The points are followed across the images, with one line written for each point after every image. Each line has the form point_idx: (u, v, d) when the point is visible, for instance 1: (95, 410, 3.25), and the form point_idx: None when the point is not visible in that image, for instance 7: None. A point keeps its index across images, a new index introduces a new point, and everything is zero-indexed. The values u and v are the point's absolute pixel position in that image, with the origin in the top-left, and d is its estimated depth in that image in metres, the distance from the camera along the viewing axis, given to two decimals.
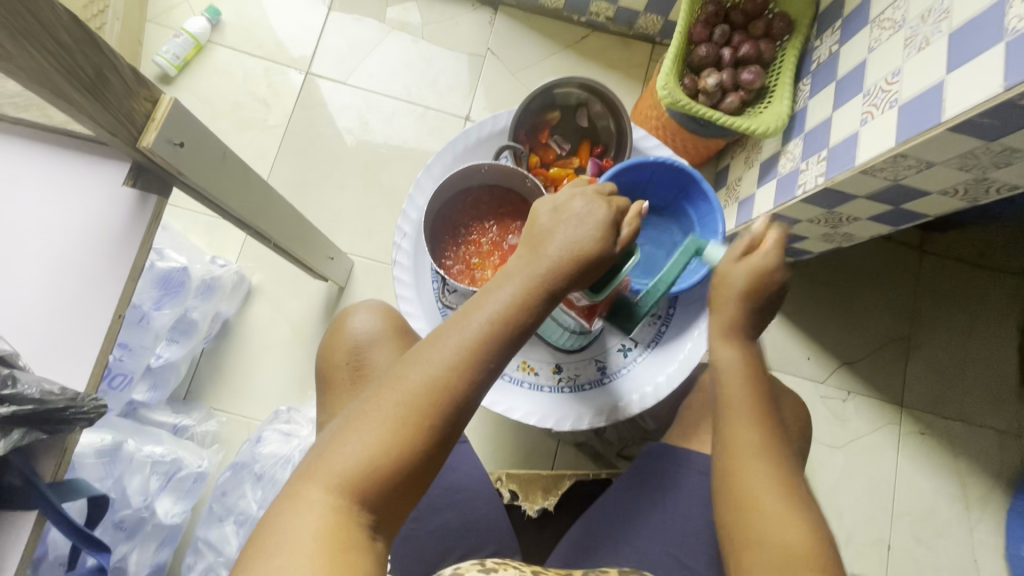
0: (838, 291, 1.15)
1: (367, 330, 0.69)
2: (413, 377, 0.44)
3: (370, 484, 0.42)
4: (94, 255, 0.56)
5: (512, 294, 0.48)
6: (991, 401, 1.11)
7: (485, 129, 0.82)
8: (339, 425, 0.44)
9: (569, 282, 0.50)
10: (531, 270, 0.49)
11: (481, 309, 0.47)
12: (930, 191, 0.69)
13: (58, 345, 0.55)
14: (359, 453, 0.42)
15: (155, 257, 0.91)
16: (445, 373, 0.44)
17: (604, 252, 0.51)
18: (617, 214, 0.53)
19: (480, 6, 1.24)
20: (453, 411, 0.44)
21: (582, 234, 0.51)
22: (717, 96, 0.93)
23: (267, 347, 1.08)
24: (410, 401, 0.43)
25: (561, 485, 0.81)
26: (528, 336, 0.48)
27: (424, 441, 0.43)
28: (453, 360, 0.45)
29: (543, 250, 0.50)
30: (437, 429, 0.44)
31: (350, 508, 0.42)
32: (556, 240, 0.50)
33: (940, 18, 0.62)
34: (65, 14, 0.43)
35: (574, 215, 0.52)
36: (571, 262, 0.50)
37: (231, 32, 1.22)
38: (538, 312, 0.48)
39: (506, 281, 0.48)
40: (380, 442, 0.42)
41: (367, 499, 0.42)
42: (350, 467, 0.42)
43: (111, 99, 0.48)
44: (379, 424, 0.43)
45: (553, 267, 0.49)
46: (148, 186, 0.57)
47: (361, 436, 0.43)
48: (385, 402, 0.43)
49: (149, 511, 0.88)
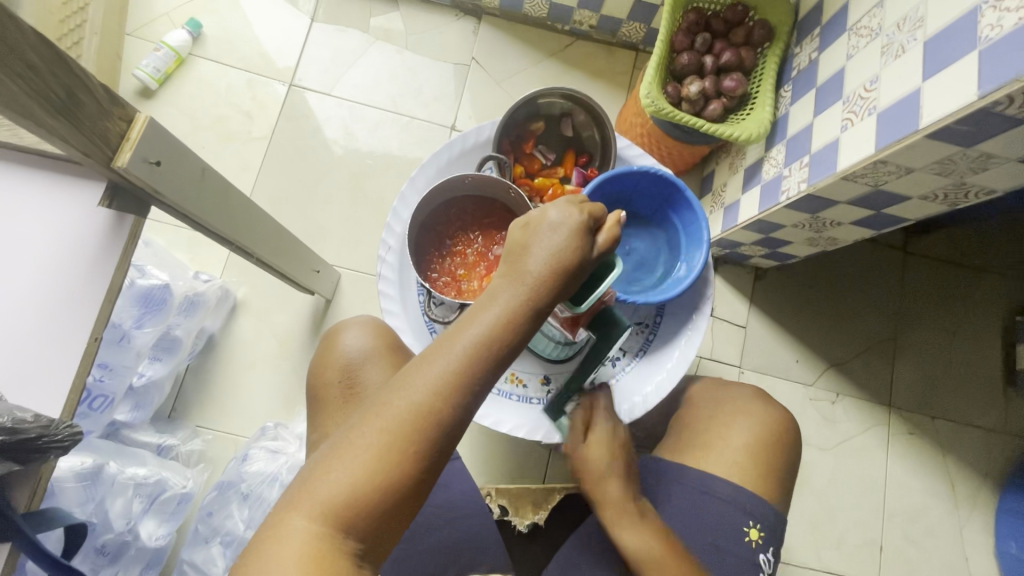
0: (825, 294, 1.15)
1: (359, 348, 0.68)
2: (397, 403, 0.44)
3: (356, 513, 0.42)
4: (71, 278, 0.55)
5: (494, 314, 0.47)
6: (979, 399, 1.12)
7: (468, 140, 0.81)
8: (325, 451, 0.44)
9: (552, 297, 0.49)
10: (515, 289, 0.48)
11: (465, 331, 0.46)
12: (911, 196, 0.69)
13: (33, 371, 0.54)
14: (343, 482, 0.42)
15: (136, 275, 0.89)
16: (430, 399, 0.44)
17: (583, 266, 0.50)
18: (590, 220, 0.52)
19: (463, 15, 1.24)
20: (439, 435, 0.44)
21: (560, 249, 0.49)
22: (700, 104, 0.93)
23: (253, 363, 1.07)
24: (394, 428, 0.43)
25: (550, 500, 0.79)
26: (516, 355, 0.48)
27: (410, 467, 0.43)
28: (437, 385, 0.44)
29: (524, 266, 0.49)
30: (421, 454, 0.43)
31: (336, 536, 0.41)
32: (537, 256, 0.49)
33: (914, 27, 0.63)
34: (34, 36, 0.42)
35: (549, 226, 0.51)
36: (553, 278, 0.49)
37: (212, 45, 1.21)
38: (523, 330, 0.47)
39: (491, 300, 0.48)
40: (364, 470, 0.42)
41: (352, 527, 0.42)
42: (333, 495, 0.42)
43: (83, 120, 0.47)
44: (364, 451, 0.42)
45: (534, 285, 0.48)
46: (124, 209, 0.55)
47: (346, 465, 0.42)
48: (369, 429, 0.43)
49: (132, 534, 0.87)
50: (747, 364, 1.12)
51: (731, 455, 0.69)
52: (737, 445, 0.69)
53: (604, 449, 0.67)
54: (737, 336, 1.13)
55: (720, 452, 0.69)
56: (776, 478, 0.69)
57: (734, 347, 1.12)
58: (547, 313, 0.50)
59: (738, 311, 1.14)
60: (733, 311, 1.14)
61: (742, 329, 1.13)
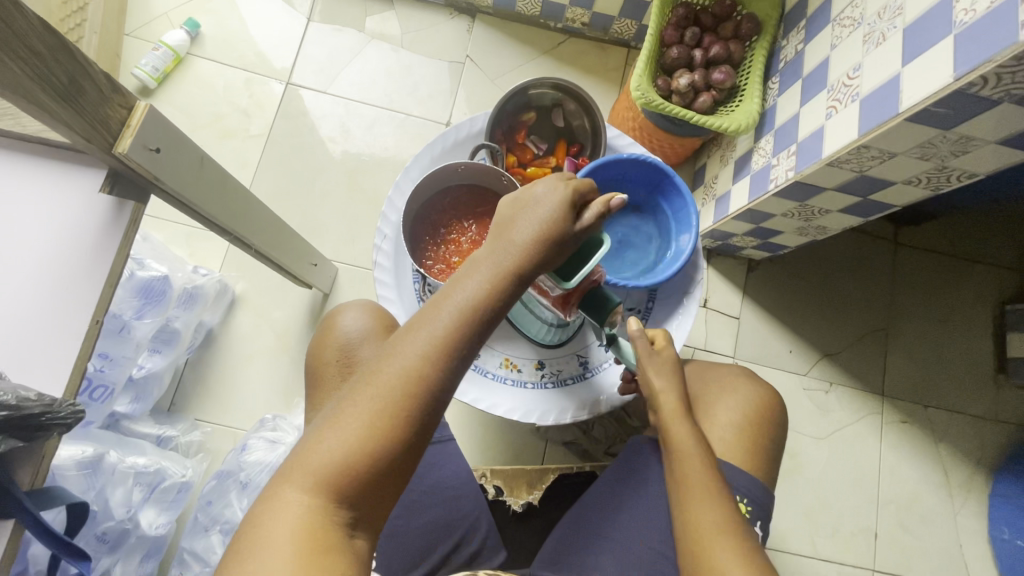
0: (817, 283, 1.17)
1: (357, 328, 0.69)
2: (386, 371, 0.45)
3: (349, 479, 0.43)
4: (72, 261, 0.56)
5: (479, 284, 0.48)
6: (971, 387, 1.13)
7: (462, 131, 0.83)
8: (318, 422, 0.45)
9: (535, 269, 0.51)
10: (498, 259, 0.50)
11: (451, 299, 0.48)
12: (895, 181, 0.71)
13: (34, 351, 0.55)
14: (336, 449, 0.43)
15: (135, 266, 0.90)
16: (418, 365, 0.45)
17: (567, 238, 0.52)
18: (573, 194, 0.53)
19: (458, 14, 1.26)
20: (427, 400, 0.45)
21: (545, 224, 0.51)
22: (689, 96, 0.95)
23: (252, 356, 1.08)
24: (384, 395, 0.44)
25: (544, 480, 0.82)
26: (500, 322, 0.49)
27: (399, 435, 0.44)
28: (425, 353, 0.45)
29: (508, 238, 0.51)
30: (411, 421, 0.44)
31: (329, 505, 0.43)
32: (521, 228, 0.51)
33: (894, 14, 0.64)
34: (38, 22, 0.44)
35: (535, 204, 0.52)
36: (536, 248, 0.50)
37: (210, 44, 1.23)
38: (507, 298, 0.49)
39: (475, 270, 0.49)
40: (356, 438, 0.43)
41: (345, 495, 0.43)
42: (327, 464, 0.43)
43: (85, 106, 0.48)
44: (355, 419, 0.44)
45: (518, 255, 0.50)
46: (125, 193, 0.58)
47: (338, 433, 0.43)
48: (360, 397, 0.44)
49: (132, 522, 0.88)
50: (740, 354, 1.13)
51: (720, 433, 0.70)
52: (726, 425, 0.70)
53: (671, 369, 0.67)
54: (731, 327, 1.14)
55: (710, 429, 0.71)
56: (765, 457, 0.70)
57: (727, 338, 1.13)
58: (530, 283, 0.51)
59: (731, 302, 1.15)
60: (725, 303, 1.15)
61: (735, 320, 1.15)
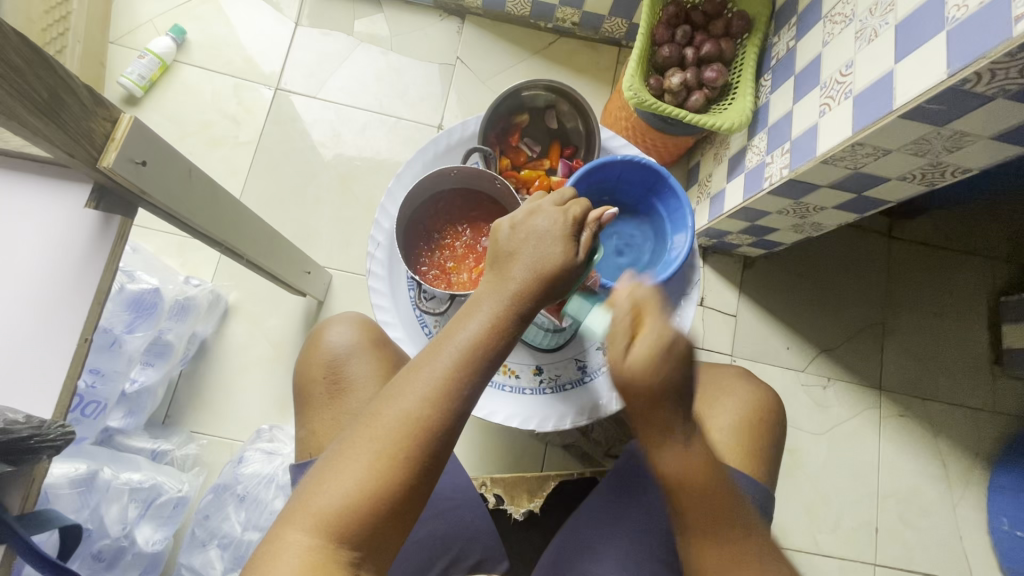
0: (813, 279, 1.17)
1: (345, 343, 0.69)
2: (389, 412, 0.44)
3: (351, 522, 0.42)
4: (57, 282, 0.55)
5: (483, 321, 0.47)
6: (968, 380, 1.13)
7: (453, 135, 0.82)
8: (322, 462, 0.45)
9: (537, 303, 0.49)
10: (499, 295, 0.49)
11: (453, 339, 0.47)
12: (889, 178, 0.70)
13: (23, 372, 0.55)
14: (338, 491, 0.43)
15: (125, 280, 0.89)
16: (421, 405, 0.44)
17: (570, 269, 0.50)
18: (572, 223, 0.51)
19: (447, 16, 1.25)
20: (429, 443, 0.44)
21: (546, 255, 0.50)
22: (682, 95, 0.94)
23: (247, 367, 1.07)
24: (386, 436, 0.44)
25: (544, 488, 0.80)
26: (505, 357, 0.48)
27: (404, 475, 0.43)
28: (427, 393, 0.45)
29: (510, 271, 0.50)
30: (416, 461, 0.44)
31: (332, 546, 0.42)
32: (523, 261, 0.49)
33: (886, 10, 0.64)
34: (16, 37, 0.42)
35: (535, 234, 0.50)
36: (538, 283, 0.49)
37: (197, 50, 1.21)
38: (511, 335, 0.48)
39: (476, 309, 0.48)
40: (358, 481, 0.43)
41: (349, 537, 0.42)
42: (330, 505, 0.42)
43: (67, 121, 0.47)
44: (357, 461, 0.43)
45: (519, 290, 0.49)
46: (112, 209, 0.56)
47: (340, 475, 0.43)
48: (364, 437, 0.44)
49: (128, 539, 0.87)
50: (738, 352, 1.13)
51: (719, 438, 0.69)
52: (723, 431, 0.70)
53: (657, 368, 0.43)
54: (728, 326, 1.14)
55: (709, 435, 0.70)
56: (764, 459, 0.69)
57: (724, 336, 1.13)
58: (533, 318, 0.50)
59: (727, 300, 1.15)
60: (722, 301, 1.15)
61: (732, 317, 1.14)
